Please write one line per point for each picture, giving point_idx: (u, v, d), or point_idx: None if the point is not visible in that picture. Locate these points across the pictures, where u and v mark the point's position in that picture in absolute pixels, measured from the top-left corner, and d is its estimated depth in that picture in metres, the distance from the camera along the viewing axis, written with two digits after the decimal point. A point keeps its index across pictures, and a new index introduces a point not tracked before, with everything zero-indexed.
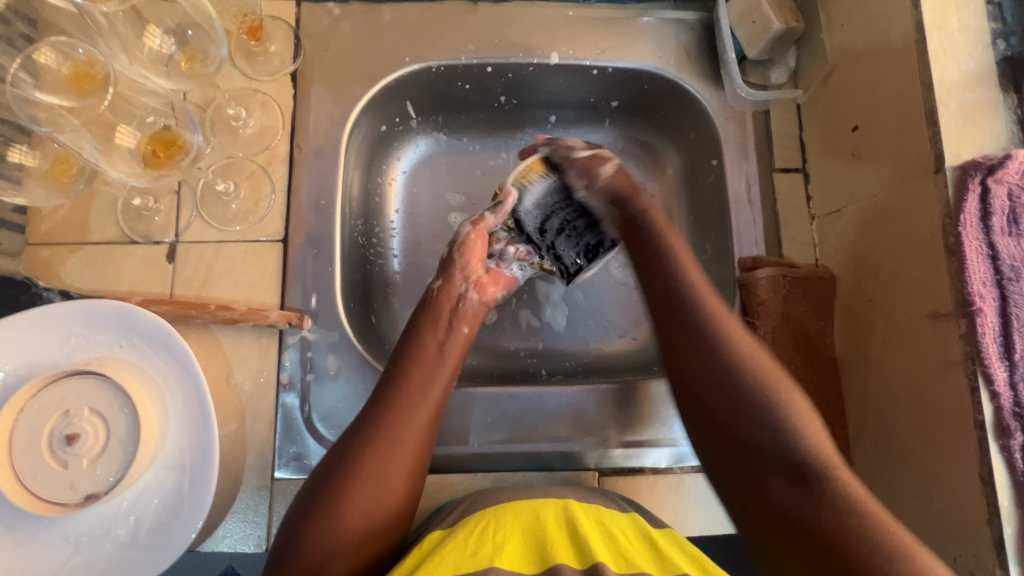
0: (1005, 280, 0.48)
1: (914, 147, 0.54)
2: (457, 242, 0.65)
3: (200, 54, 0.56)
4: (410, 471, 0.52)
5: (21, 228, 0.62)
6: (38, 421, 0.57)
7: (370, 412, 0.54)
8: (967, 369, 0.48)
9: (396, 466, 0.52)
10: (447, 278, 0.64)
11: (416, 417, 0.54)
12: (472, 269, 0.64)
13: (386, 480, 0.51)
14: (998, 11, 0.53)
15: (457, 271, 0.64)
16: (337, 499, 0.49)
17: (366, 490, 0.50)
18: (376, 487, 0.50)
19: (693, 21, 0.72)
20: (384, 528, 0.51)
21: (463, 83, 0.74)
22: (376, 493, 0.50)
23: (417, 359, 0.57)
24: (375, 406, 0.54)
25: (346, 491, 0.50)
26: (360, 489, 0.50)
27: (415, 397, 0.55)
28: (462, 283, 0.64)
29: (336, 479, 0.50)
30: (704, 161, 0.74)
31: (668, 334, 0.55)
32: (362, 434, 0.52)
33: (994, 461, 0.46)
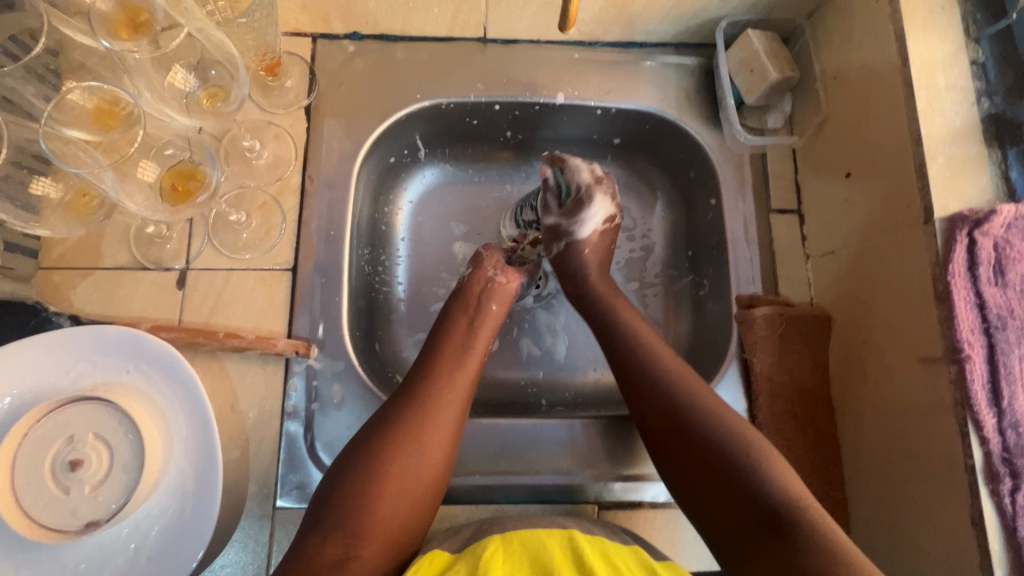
0: (993, 328, 0.50)
1: (904, 196, 0.56)
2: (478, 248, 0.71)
3: (220, 92, 0.58)
4: (444, 452, 0.55)
5: (34, 253, 0.63)
6: (43, 446, 0.57)
7: (408, 394, 0.57)
8: (957, 414, 0.50)
9: (433, 444, 0.55)
10: (476, 265, 0.68)
11: (456, 382, 0.58)
12: (490, 258, 0.68)
13: (423, 458, 0.54)
14: (982, 71, 0.56)
15: (485, 258, 0.68)
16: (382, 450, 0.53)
17: (403, 467, 0.53)
18: (413, 465, 0.53)
19: (693, 66, 0.75)
20: (418, 505, 0.53)
21: (471, 119, 0.76)
22: (414, 470, 0.53)
23: (452, 348, 0.61)
24: (412, 388, 0.57)
25: (390, 444, 0.53)
26: (399, 464, 0.53)
27: (451, 380, 0.58)
28: (491, 267, 0.67)
29: (375, 453, 0.53)
30: (703, 199, 0.76)
31: (656, 367, 0.59)
32: (407, 395, 0.57)
33: (984, 505, 0.48)
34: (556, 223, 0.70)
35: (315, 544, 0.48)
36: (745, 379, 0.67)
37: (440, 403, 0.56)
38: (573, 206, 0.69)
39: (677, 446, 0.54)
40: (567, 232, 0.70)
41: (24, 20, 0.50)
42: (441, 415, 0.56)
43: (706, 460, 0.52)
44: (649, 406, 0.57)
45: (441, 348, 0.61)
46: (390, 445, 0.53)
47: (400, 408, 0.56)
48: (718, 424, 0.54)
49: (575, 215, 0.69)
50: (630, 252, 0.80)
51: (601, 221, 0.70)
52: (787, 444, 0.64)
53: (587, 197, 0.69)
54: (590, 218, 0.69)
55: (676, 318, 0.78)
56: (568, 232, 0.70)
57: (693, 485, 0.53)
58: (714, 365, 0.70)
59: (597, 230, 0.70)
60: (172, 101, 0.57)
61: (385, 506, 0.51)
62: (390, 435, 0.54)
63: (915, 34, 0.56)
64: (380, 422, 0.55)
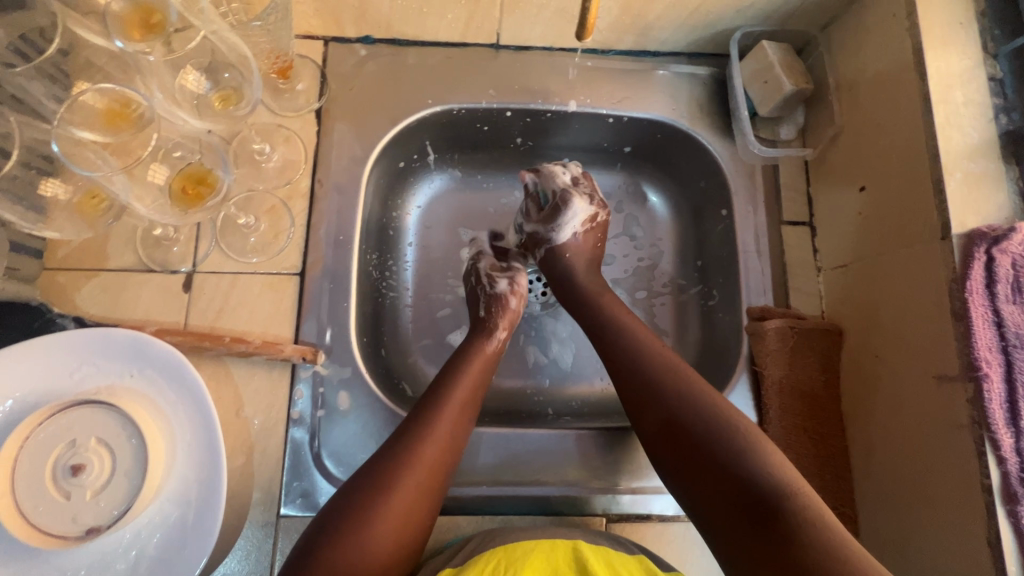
0: (1011, 347, 0.49)
1: (920, 211, 0.56)
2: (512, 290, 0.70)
3: (234, 96, 0.58)
4: (443, 480, 0.55)
5: (39, 253, 0.62)
6: (44, 450, 0.57)
7: (412, 424, 0.56)
8: (974, 433, 0.49)
9: (435, 475, 0.54)
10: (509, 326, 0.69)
11: (466, 414, 0.58)
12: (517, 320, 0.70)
13: (425, 489, 0.53)
14: (1000, 87, 0.56)
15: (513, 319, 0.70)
16: (395, 475, 0.52)
17: (412, 493, 0.52)
18: (417, 496, 0.52)
19: (706, 76, 0.75)
20: (416, 538, 0.52)
21: (482, 125, 0.76)
22: (415, 502, 0.52)
23: (458, 377, 0.60)
24: (419, 414, 0.56)
25: (403, 469, 0.52)
26: (404, 496, 0.51)
27: (456, 407, 0.58)
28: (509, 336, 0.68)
29: (386, 475, 0.52)
30: (714, 210, 0.76)
31: (669, 369, 0.57)
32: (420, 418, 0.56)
33: (1001, 526, 0.47)
34: (535, 230, 0.72)
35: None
36: (755, 391, 0.67)
37: (444, 433, 0.56)
38: (550, 212, 0.70)
39: (674, 441, 0.53)
40: (546, 239, 0.70)
41: (33, 18, 0.50)
42: (443, 446, 0.55)
43: (705, 461, 0.51)
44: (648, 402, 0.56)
45: (449, 377, 0.60)
46: (394, 476, 0.52)
47: (404, 438, 0.54)
48: (715, 413, 0.52)
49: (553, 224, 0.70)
50: (638, 261, 0.80)
51: (581, 224, 0.70)
52: (797, 458, 0.63)
53: (563, 202, 0.69)
54: (569, 221, 0.69)
55: (685, 328, 0.77)
56: (547, 238, 0.70)
57: (694, 484, 0.51)
58: (723, 376, 0.70)
59: (580, 231, 0.70)
60: (184, 103, 0.57)
61: (387, 540, 0.49)
62: (394, 466, 0.52)
63: (933, 49, 0.56)
64: (383, 452, 0.54)
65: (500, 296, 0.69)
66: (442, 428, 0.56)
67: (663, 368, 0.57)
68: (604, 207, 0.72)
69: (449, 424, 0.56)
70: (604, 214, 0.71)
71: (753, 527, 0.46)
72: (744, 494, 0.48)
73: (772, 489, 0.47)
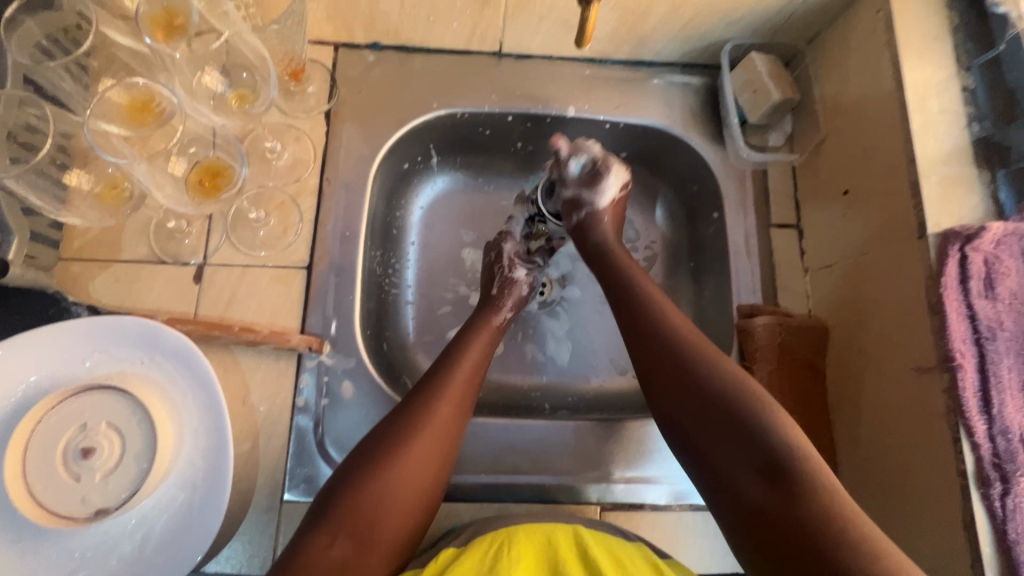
0: (983, 339, 0.52)
1: (899, 212, 0.59)
2: (530, 284, 0.72)
3: (250, 95, 0.62)
4: (445, 456, 0.55)
5: (56, 243, 0.65)
6: (55, 433, 0.58)
7: (415, 398, 0.57)
8: (950, 421, 0.52)
9: (445, 441, 0.55)
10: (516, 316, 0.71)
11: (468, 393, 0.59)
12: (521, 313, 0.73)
13: (436, 454, 0.54)
14: (973, 97, 0.59)
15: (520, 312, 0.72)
16: (399, 448, 0.53)
17: (415, 467, 0.53)
18: (420, 468, 0.53)
19: (698, 85, 0.79)
20: (428, 501, 0.53)
21: (484, 128, 0.79)
22: (426, 465, 0.53)
23: (466, 349, 0.62)
24: (422, 390, 0.57)
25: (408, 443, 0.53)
26: (415, 459, 0.53)
27: (461, 379, 0.59)
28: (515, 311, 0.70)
29: (388, 449, 0.53)
30: (706, 212, 0.79)
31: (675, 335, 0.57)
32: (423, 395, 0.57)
33: (975, 508, 0.50)
34: (575, 194, 0.70)
35: (324, 540, 0.48)
36: None
37: (453, 400, 0.57)
38: (591, 176, 0.69)
39: (676, 399, 0.54)
40: (589, 203, 0.69)
41: (63, 17, 0.53)
42: (452, 411, 0.57)
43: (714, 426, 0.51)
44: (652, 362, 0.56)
45: (459, 349, 0.62)
46: (406, 440, 0.53)
47: (415, 404, 0.56)
48: (720, 371, 0.53)
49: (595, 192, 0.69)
50: (633, 262, 0.83)
51: (617, 190, 0.70)
52: None
53: (605, 169, 0.69)
54: (608, 188, 0.69)
55: None
56: (588, 201, 0.69)
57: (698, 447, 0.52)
58: None
59: (614, 200, 0.70)
60: (203, 101, 0.60)
61: (400, 500, 0.51)
62: (402, 435, 0.53)
63: (910, 61, 0.60)
64: (395, 418, 0.55)
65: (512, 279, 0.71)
66: (452, 396, 0.58)
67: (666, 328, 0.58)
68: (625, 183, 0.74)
69: (459, 392, 0.58)
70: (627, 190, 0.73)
71: (756, 482, 0.47)
72: (745, 447, 0.49)
73: (771, 441, 0.48)
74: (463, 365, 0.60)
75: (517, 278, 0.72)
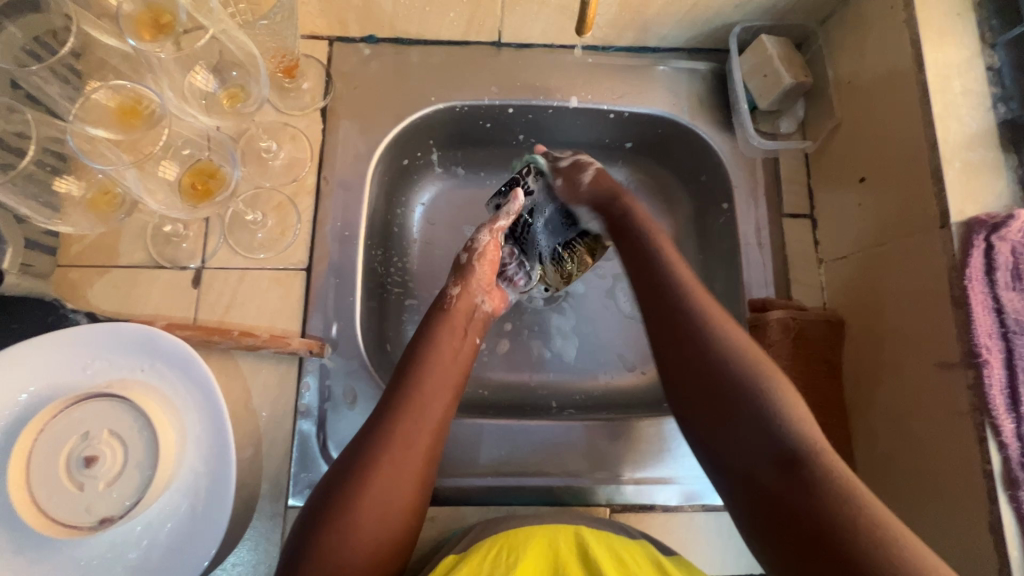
0: (1012, 333, 0.49)
1: (920, 200, 0.56)
2: (470, 249, 0.66)
3: (240, 93, 0.60)
4: (416, 478, 0.53)
5: (53, 250, 0.64)
6: (57, 443, 0.57)
7: (376, 425, 0.54)
8: (975, 419, 0.50)
9: (411, 465, 0.53)
10: (464, 285, 0.65)
11: (434, 409, 0.56)
12: (483, 279, 0.66)
13: (399, 489, 0.52)
14: (997, 77, 0.56)
15: (474, 280, 0.65)
16: (362, 483, 0.50)
17: (382, 499, 0.51)
18: (389, 494, 0.51)
19: (706, 70, 0.76)
20: (401, 530, 0.52)
21: (484, 121, 0.77)
22: (394, 496, 0.51)
23: (427, 369, 0.58)
24: (383, 413, 0.55)
25: (370, 475, 0.51)
26: (379, 494, 0.51)
27: (428, 393, 0.57)
28: (479, 292, 0.66)
29: (352, 483, 0.50)
30: (715, 204, 0.76)
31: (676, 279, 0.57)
32: (385, 420, 0.54)
33: (1003, 511, 0.48)
34: (571, 161, 0.71)
35: None
36: None
37: (415, 418, 0.55)
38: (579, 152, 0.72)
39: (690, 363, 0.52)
40: (587, 164, 0.70)
41: (48, 20, 0.51)
42: (415, 434, 0.54)
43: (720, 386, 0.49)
44: (680, 341, 0.53)
45: (414, 371, 0.58)
46: (366, 474, 0.51)
47: (375, 430, 0.54)
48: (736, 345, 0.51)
49: (574, 180, 0.68)
50: None
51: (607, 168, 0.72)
52: None
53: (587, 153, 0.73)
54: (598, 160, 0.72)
55: None
56: (586, 163, 0.70)
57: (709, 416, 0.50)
58: None
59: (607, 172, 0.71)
60: (195, 102, 0.59)
61: (365, 543, 0.49)
62: (365, 465, 0.51)
63: (930, 39, 0.57)
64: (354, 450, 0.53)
65: (464, 264, 0.66)
66: (410, 423, 0.54)
67: (695, 309, 0.54)
68: None
69: (421, 411, 0.55)
70: None
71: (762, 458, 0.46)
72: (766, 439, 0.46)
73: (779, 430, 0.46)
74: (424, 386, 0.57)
75: (457, 256, 0.68)
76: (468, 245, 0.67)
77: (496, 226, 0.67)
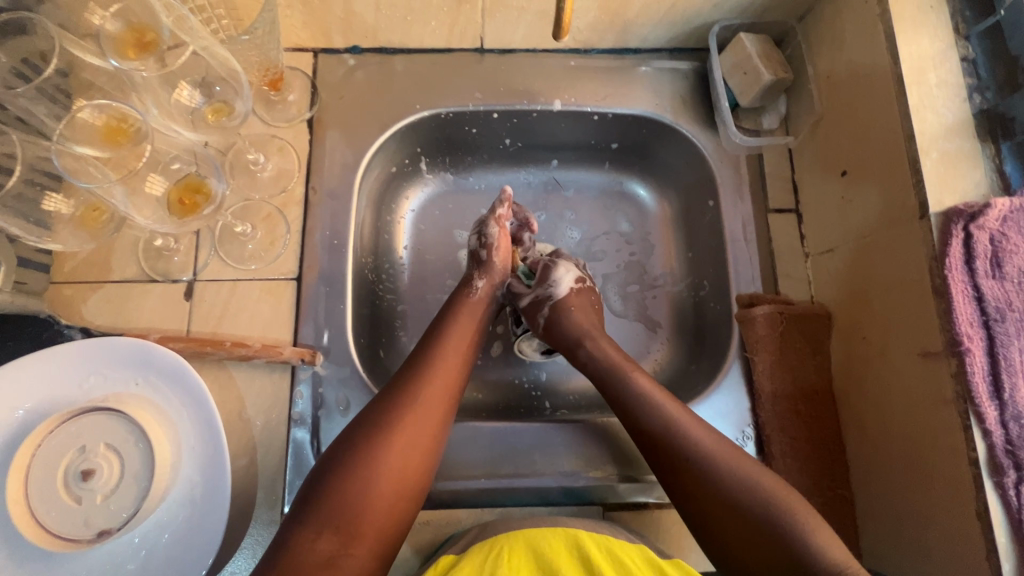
0: (992, 321, 0.50)
1: (901, 191, 0.56)
2: (488, 246, 0.71)
3: (225, 108, 0.61)
4: (434, 444, 0.56)
5: (46, 267, 0.65)
6: (54, 458, 0.58)
7: (397, 389, 0.58)
8: (959, 407, 0.50)
9: (428, 428, 0.56)
10: (489, 277, 0.70)
11: (452, 380, 0.60)
12: (502, 271, 0.71)
13: (415, 451, 0.55)
14: (973, 67, 0.57)
15: (498, 274, 0.71)
16: (381, 439, 0.54)
17: (398, 459, 0.53)
18: (405, 453, 0.54)
19: (688, 69, 0.76)
20: (412, 491, 0.54)
21: (470, 127, 0.77)
22: (408, 455, 0.54)
23: (446, 343, 0.63)
24: (404, 380, 0.59)
25: (389, 433, 0.54)
26: (374, 497, 0.52)
27: (445, 364, 0.61)
28: (500, 285, 0.71)
29: (370, 441, 0.54)
30: (702, 201, 0.77)
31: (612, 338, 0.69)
32: (407, 386, 0.58)
33: (988, 497, 0.48)
34: (533, 296, 0.70)
35: (310, 537, 0.49)
36: (748, 379, 0.67)
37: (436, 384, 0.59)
38: (542, 273, 0.71)
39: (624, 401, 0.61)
40: (547, 296, 0.70)
41: (35, 42, 0.52)
42: (434, 399, 0.58)
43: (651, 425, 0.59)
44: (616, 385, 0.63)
45: (435, 344, 0.63)
46: (386, 433, 0.54)
47: (397, 393, 0.57)
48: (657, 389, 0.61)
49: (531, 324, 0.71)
50: (630, 255, 0.81)
51: (573, 278, 0.71)
52: (792, 442, 0.63)
53: (548, 265, 0.71)
54: (562, 277, 0.70)
55: (678, 319, 0.78)
56: (547, 296, 0.70)
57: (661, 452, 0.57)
58: (716, 365, 0.70)
59: (573, 287, 0.70)
60: (179, 117, 0.60)
61: (379, 497, 0.52)
62: (384, 423, 0.55)
63: (904, 34, 0.57)
64: (374, 410, 0.56)
65: (487, 259, 0.71)
66: (429, 389, 0.58)
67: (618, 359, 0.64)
68: (589, 277, 0.74)
69: (440, 380, 0.59)
70: (590, 282, 0.73)
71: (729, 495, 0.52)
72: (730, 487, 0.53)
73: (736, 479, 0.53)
74: (425, 394, 0.57)
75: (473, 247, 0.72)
76: (482, 239, 0.71)
77: (501, 216, 0.71)
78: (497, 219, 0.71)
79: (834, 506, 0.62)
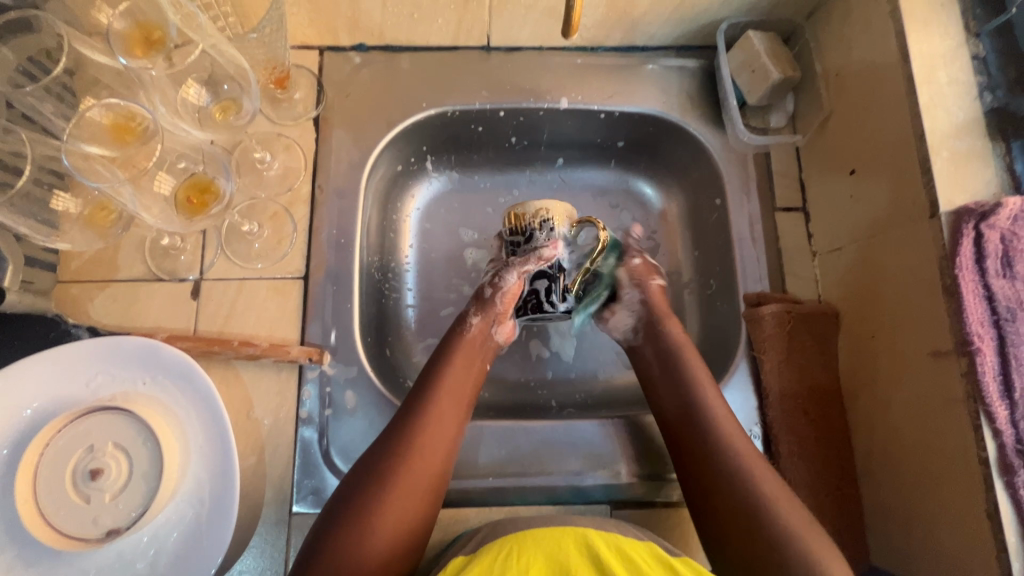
0: (1003, 321, 0.50)
1: (911, 190, 0.56)
2: (495, 288, 0.67)
3: (233, 105, 0.61)
4: (435, 479, 0.57)
5: (53, 266, 0.65)
6: (62, 457, 0.58)
7: (401, 423, 0.58)
8: (969, 407, 0.50)
9: (430, 464, 0.57)
10: (484, 317, 0.67)
11: (455, 413, 0.61)
12: (501, 313, 0.67)
13: (416, 487, 0.55)
14: (984, 66, 0.56)
15: (494, 316, 0.67)
16: (383, 476, 0.55)
17: (401, 496, 0.54)
18: (406, 490, 0.55)
19: (695, 67, 0.76)
20: (414, 526, 0.55)
21: (477, 125, 0.77)
22: (410, 492, 0.55)
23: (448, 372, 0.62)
24: (408, 412, 0.59)
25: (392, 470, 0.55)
26: (375, 541, 0.52)
27: (448, 397, 0.61)
28: (496, 325, 0.68)
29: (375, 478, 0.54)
30: (709, 200, 0.76)
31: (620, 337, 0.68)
32: (410, 420, 0.58)
33: (998, 497, 0.48)
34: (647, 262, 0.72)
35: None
36: (755, 378, 0.67)
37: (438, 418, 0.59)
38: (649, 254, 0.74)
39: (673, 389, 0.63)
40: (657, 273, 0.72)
41: (40, 40, 0.52)
42: (436, 434, 0.58)
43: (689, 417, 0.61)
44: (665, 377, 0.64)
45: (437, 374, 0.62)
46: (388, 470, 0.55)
47: (400, 427, 0.58)
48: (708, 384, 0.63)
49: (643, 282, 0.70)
50: None
51: None
52: (800, 441, 0.64)
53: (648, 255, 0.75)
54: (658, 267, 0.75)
55: (685, 318, 0.78)
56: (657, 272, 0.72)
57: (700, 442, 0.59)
58: (724, 364, 0.70)
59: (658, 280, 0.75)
60: (187, 115, 0.59)
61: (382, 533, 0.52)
62: (387, 460, 0.55)
63: (914, 32, 0.57)
64: (379, 447, 0.57)
65: (487, 298, 0.67)
66: (432, 423, 0.58)
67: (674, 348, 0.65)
68: None
69: (442, 412, 0.60)
70: None
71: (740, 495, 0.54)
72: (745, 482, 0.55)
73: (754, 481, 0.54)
74: (428, 429, 0.58)
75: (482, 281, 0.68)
76: (494, 279, 0.67)
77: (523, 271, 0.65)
78: (519, 270, 0.66)
79: (842, 507, 0.62)
